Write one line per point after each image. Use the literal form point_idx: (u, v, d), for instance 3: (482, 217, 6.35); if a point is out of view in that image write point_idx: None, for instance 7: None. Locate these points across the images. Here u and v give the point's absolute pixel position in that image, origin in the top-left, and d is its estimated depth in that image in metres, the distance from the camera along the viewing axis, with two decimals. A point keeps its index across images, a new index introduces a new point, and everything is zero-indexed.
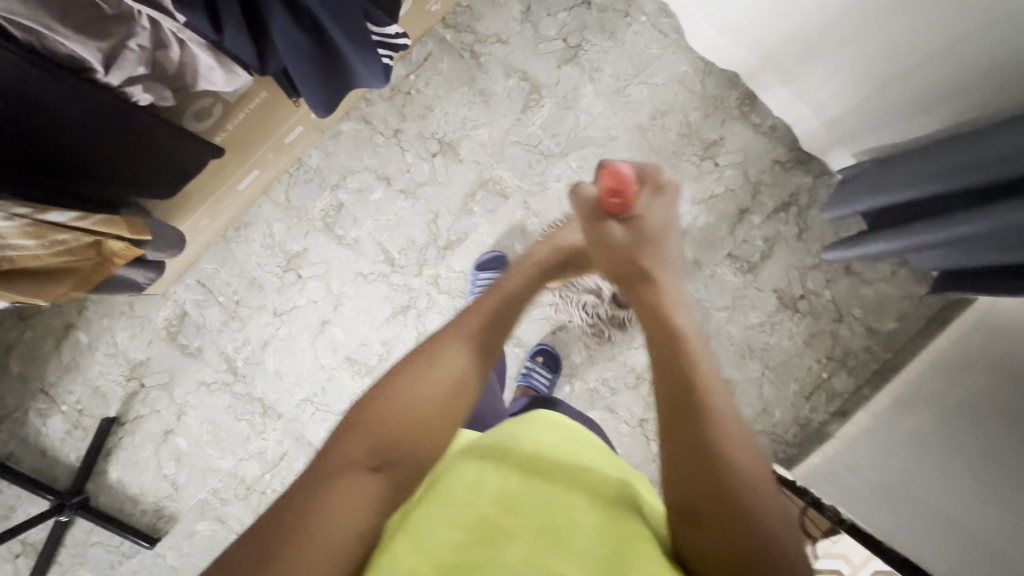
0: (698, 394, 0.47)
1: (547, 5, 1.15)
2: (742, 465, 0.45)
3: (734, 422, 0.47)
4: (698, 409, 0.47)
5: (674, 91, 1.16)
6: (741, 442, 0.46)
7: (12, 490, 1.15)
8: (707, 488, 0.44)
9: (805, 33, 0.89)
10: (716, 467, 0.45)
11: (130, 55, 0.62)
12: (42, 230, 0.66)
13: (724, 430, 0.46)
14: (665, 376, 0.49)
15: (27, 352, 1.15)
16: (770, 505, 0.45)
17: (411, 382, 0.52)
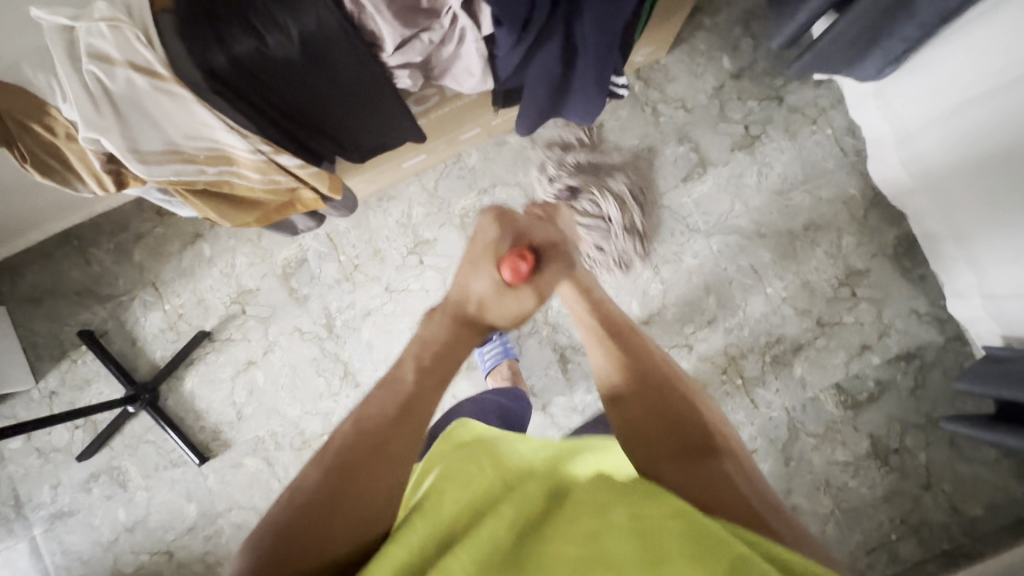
0: (616, 345, 0.67)
1: (740, 89, 1.16)
2: (647, 366, 0.64)
3: (646, 346, 0.67)
4: (614, 369, 0.65)
5: (836, 209, 1.15)
6: (652, 360, 0.65)
7: (95, 366, 1.19)
8: (651, 421, 0.58)
9: (993, 202, 0.89)
10: (646, 400, 0.60)
11: (418, 45, 0.62)
12: (269, 168, 0.69)
13: (638, 363, 0.64)
14: (598, 347, 0.69)
15: (152, 245, 1.19)
16: (657, 364, 0.65)
17: (336, 477, 0.48)
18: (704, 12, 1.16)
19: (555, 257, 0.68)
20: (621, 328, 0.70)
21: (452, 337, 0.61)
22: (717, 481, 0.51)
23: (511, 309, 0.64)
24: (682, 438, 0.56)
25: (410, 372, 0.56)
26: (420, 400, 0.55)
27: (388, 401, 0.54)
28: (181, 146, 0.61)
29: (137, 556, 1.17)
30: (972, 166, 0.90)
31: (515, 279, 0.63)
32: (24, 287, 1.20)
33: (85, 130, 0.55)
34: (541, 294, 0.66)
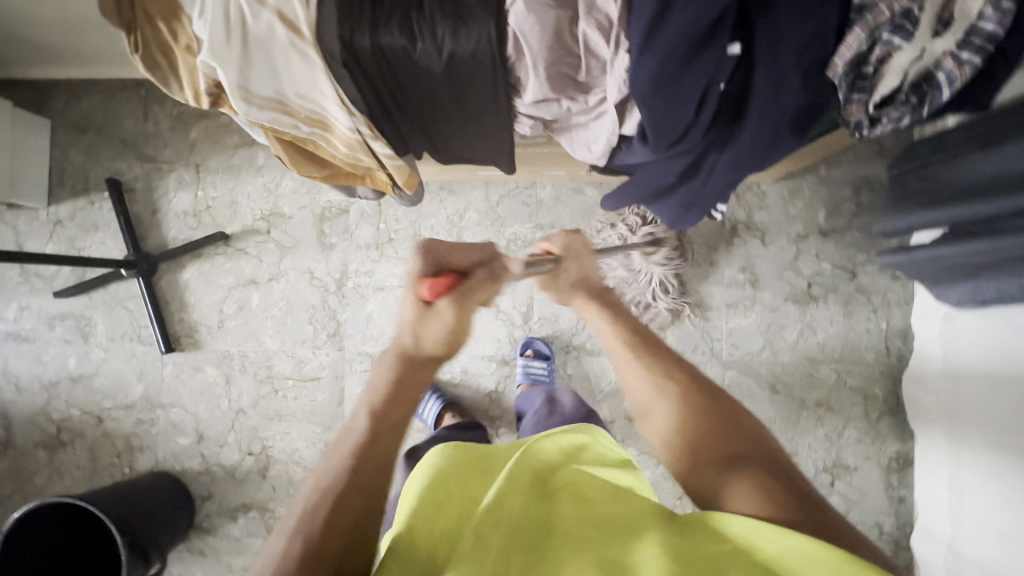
0: (637, 356, 0.61)
1: (822, 247, 1.14)
2: (668, 395, 0.58)
3: (671, 364, 0.60)
4: (644, 383, 0.60)
5: (853, 399, 1.14)
6: (670, 381, 0.59)
7: (109, 216, 1.18)
8: (697, 436, 0.55)
9: (1001, 474, 0.87)
10: (682, 411, 0.57)
11: (555, 108, 0.60)
12: (359, 148, 0.67)
13: (665, 373, 0.59)
14: (625, 364, 0.62)
15: (211, 131, 1.17)
16: (681, 380, 0.59)
17: (307, 543, 0.43)
18: (824, 161, 1.13)
19: (579, 259, 0.67)
20: (646, 336, 0.63)
21: (395, 378, 0.53)
22: (785, 493, 0.47)
23: (435, 330, 0.54)
24: (729, 451, 0.52)
25: (361, 416, 0.51)
26: (382, 436, 0.50)
27: (346, 445, 0.49)
28: (288, 100, 0.59)
29: (68, 408, 1.17)
30: (999, 433, 0.88)
31: (429, 297, 0.53)
32: (76, 113, 1.19)
33: (207, 54, 0.54)
34: (464, 303, 0.54)
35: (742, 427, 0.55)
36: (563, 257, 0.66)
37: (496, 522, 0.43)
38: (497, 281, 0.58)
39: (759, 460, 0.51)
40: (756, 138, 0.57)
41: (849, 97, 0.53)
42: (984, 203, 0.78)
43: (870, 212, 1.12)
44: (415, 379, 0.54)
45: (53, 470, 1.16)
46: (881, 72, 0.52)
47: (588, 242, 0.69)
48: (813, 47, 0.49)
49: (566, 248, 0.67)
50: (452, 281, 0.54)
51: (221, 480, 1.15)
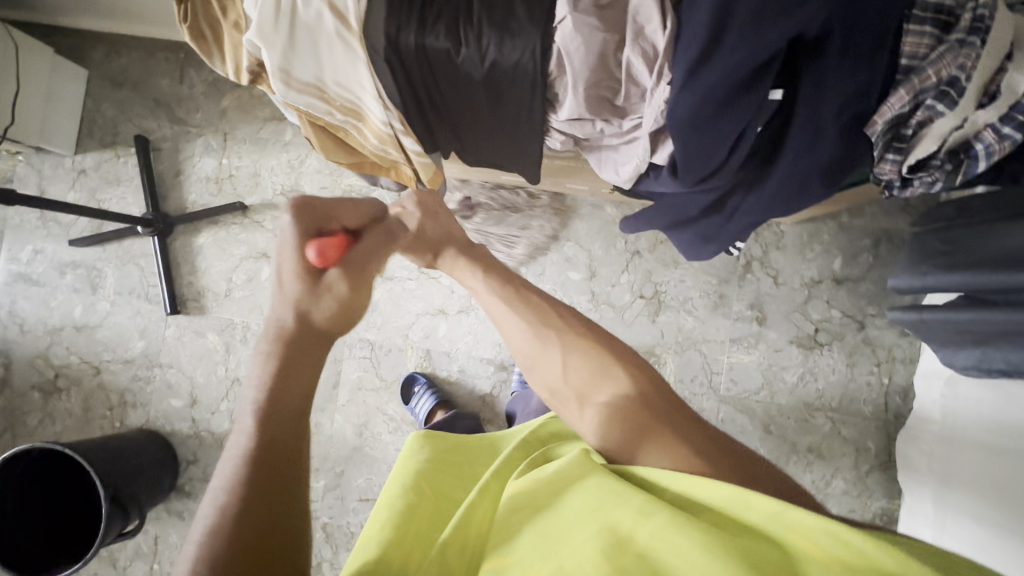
0: (522, 306, 0.60)
1: (833, 295, 1.13)
2: (561, 345, 0.58)
3: (561, 311, 0.60)
4: (528, 335, 0.59)
5: (846, 450, 1.12)
6: (559, 328, 0.59)
7: (133, 172, 1.19)
8: (590, 383, 0.55)
9: (983, 537, 0.83)
10: (569, 357, 0.57)
11: (588, 127, 0.60)
12: (389, 141, 0.67)
13: (550, 321, 0.59)
14: (505, 312, 0.61)
15: (244, 101, 1.18)
16: (570, 330, 0.59)
17: (223, 538, 0.40)
18: (847, 210, 1.13)
19: (436, 219, 0.64)
20: (527, 286, 0.62)
21: (281, 362, 0.47)
22: (680, 433, 0.51)
23: (325, 309, 0.48)
24: (622, 394, 0.54)
25: (249, 405, 0.45)
26: (282, 408, 0.46)
27: (240, 436, 0.44)
28: (326, 87, 0.60)
29: (68, 355, 1.18)
30: (992, 500, 0.84)
31: (318, 264, 0.49)
32: (115, 67, 1.20)
33: (253, 33, 0.54)
34: (359, 277, 0.49)
35: (626, 368, 0.56)
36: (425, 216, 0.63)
37: (471, 525, 0.46)
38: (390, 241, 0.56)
39: (654, 401, 0.53)
40: (785, 184, 0.57)
41: (883, 156, 0.53)
42: (999, 274, 0.77)
43: (887, 265, 1.11)
44: (303, 359, 0.48)
45: (46, 414, 1.17)
46: (918, 136, 0.52)
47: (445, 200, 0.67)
48: (855, 103, 0.49)
49: (421, 206, 0.63)
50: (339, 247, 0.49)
51: (208, 445, 1.15)
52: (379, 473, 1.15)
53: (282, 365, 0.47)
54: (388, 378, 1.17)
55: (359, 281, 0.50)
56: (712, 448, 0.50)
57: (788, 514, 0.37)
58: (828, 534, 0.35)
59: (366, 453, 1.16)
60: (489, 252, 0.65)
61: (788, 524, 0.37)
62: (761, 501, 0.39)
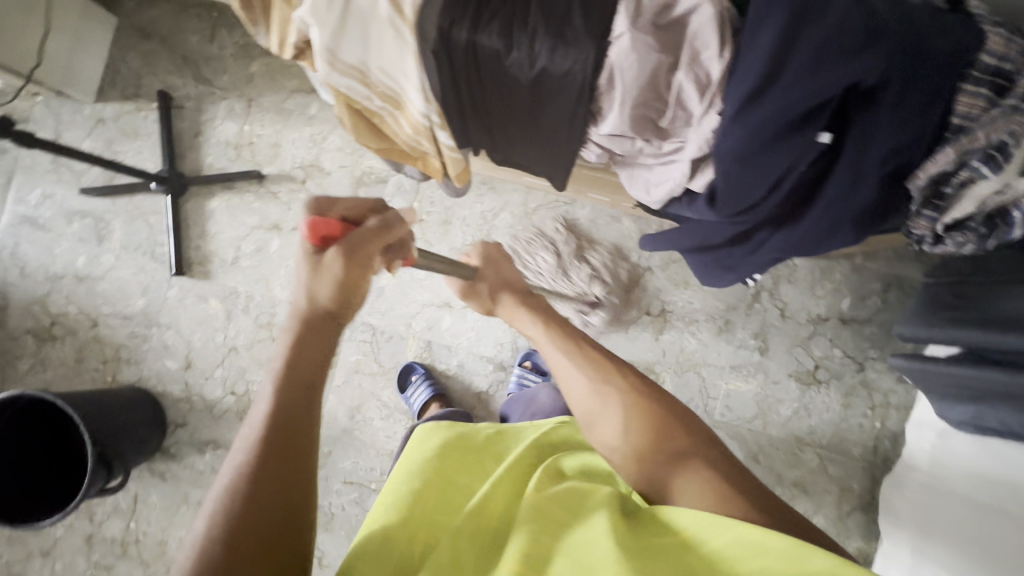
0: (580, 355, 0.64)
1: (838, 333, 1.14)
2: (617, 396, 0.59)
3: (616, 363, 0.63)
4: (588, 390, 0.61)
5: (830, 488, 1.13)
6: (614, 379, 0.61)
7: (152, 127, 1.18)
8: (648, 440, 0.55)
9: None
10: (627, 411, 0.58)
11: (628, 144, 0.60)
12: (424, 133, 0.66)
13: (608, 373, 0.61)
14: (566, 364, 0.64)
15: (272, 69, 1.16)
16: (625, 380, 0.61)
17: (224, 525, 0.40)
18: (862, 251, 1.13)
19: (496, 268, 0.75)
20: (585, 339, 0.66)
21: (295, 340, 0.47)
22: (726, 480, 0.51)
23: (325, 287, 0.48)
24: (676, 449, 0.54)
25: (265, 397, 0.45)
26: (297, 409, 0.44)
27: (252, 425, 0.44)
28: (370, 71, 0.59)
29: (66, 304, 1.17)
30: (970, 554, 0.83)
31: (315, 242, 0.50)
32: (145, 19, 1.18)
33: (305, 11, 0.54)
34: (355, 252, 0.49)
35: (683, 424, 0.57)
36: (480, 266, 0.75)
37: (484, 515, 0.48)
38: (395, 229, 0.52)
39: (702, 453, 0.54)
40: (817, 227, 0.57)
41: (920, 211, 0.54)
42: (996, 335, 0.78)
43: (895, 311, 1.12)
44: (310, 338, 0.47)
45: (38, 360, 1.16)
46: (958, 198, 0.52)
47: (506, 251, 0.77)
48: (899, 155, 0.49)
49: (484, 256, 0.76)
50: (340, 228, 0.50)
51: (198, 411, 1.15)
52: (366, 457, 1.15)
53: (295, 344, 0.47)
54: (386, 364, 1.17)
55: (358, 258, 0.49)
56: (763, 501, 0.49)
57: (843, 572, 0.36)
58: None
59: (355, 436, 1.16)
60: (546, 301, 0.72)
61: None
62: (817, 556, 0.38)
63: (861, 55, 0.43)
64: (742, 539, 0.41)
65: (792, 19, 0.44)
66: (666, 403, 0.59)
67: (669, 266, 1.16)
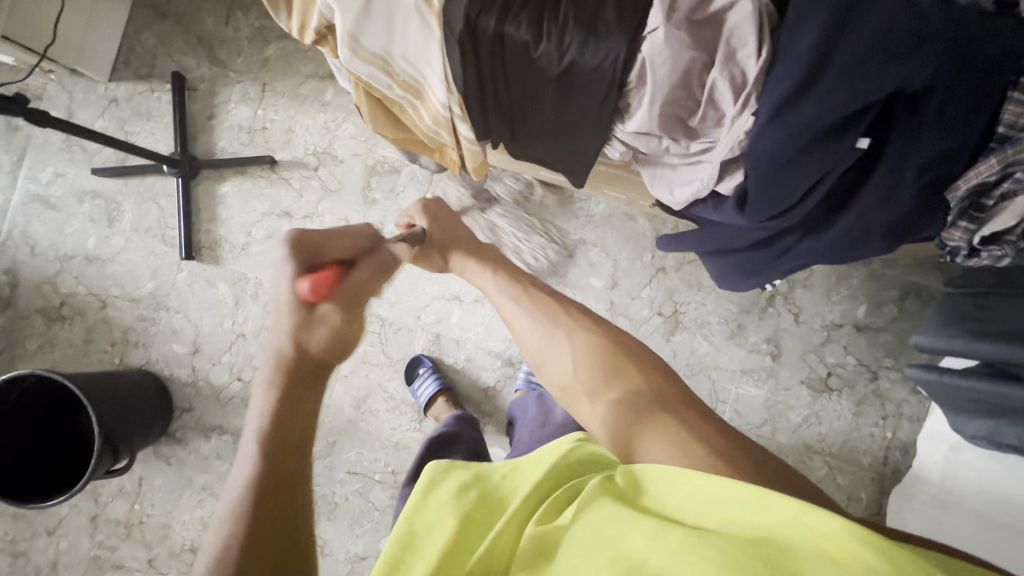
0: (534, 301, 0.65)
1: (852, 341, 1.12)
2: (569, 338, 0.61)
3: (568, 307, 0.65)
4: (537, 331, 0.63)
5: (838, 497, 1.12)
6: (565, 322, 0.63)
7: (165, 109, 1.17)
8: (601, 377, 0.58)
9: None
10: (577, 350, 0.61)
11: (655, 143, 0.58)
12: (444, 124, 0.64)
13: (556, 317, 0.63)
14: (516, 309, 0.65)
15: (288, 53, 1.15)
16: (575, 323, 0.63)
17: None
18: (880, 258, 1.11)
19: (441, 223, 0.72)
20: (535, 285, 0.67)
21: (278, 395, 0.46)
22: (680, 417, 0.53)
23: (319, 336, 0.48)
24: (628, 386, 0.57)
25: (248, 459, 0.43)
26: (293, 413, 0.46)
27: (233, 493, 0.42)
28: (392, 60, 0.57)
29: (76, 284, 1.16)
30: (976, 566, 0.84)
31: (311, 299, 0.49)
32: None
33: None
34: (352, 306, 0.51)
35: (631, 357, 0.60)
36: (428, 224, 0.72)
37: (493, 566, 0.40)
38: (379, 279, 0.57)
39: (655, 390, 0.57)
40: (847, 234, 0.56)
41: (956, 222, 0.52)
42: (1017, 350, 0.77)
43: (912, 320, 1.10)
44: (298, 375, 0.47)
45: (46, 340, 1.16)
46: (996, 209, 0.50)
47: (446, 202, 0.74)
48: (939, 165, 0.47)
49: (429, 212, 0.73)
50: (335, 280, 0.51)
51: (204, 396, 1.14)
52: (370, 448, 1.14)
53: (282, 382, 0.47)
54: (394, 356, 1.16)
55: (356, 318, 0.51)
56: (715, 434, 0.51)
57: (810, 518, 0.33)
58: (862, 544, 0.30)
59: (360, 426, 1.15)
60: (495, 250, 0.72)
61: (810, 528, 0.33)
62: (781, 503, 0.35)
63: (909, 58, 0.41)
64: (716, 491, 0.39)
65: (837, 17, 0.42)
66: (614, 340, 0.61)
67: (684, 267, 1.15)
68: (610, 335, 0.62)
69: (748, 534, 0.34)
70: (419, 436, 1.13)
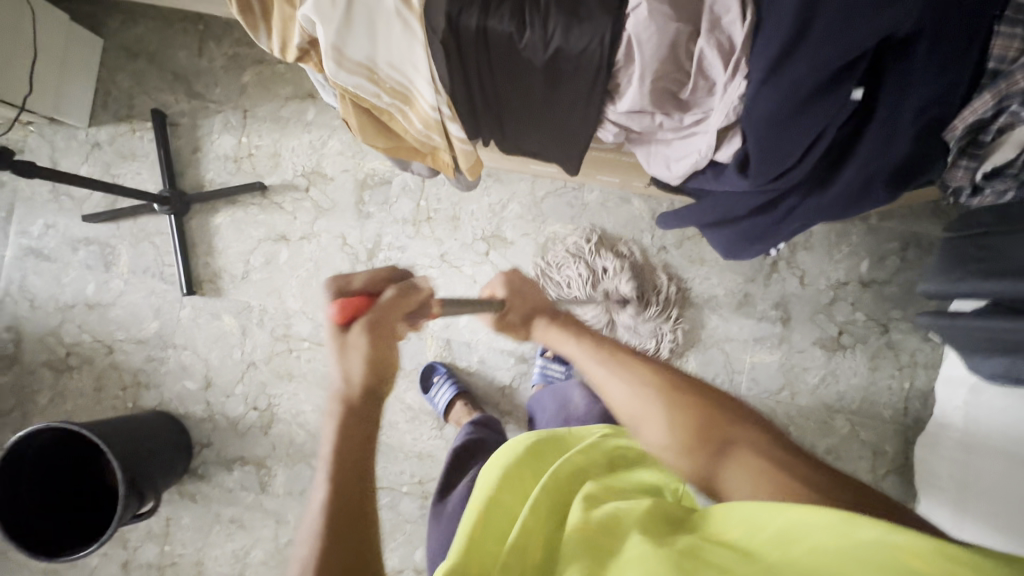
0: (619, 359, 0.62)
1: (859, 296, 1.12)
2: (661, 397, 0.57)
3: (654, 364, 0.61)
4: (629, 397, 0.58)
5: (863, 453, 1.12)
6: (655, 379, 0.59)
7: (148, 148, 1.16)
8: (703, 439, 0.54)
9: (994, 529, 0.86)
10: (672, 412, 0.56)
11: (647, 120, 0.58)
12: (435, 128, 0.64)
13: (644, 380, 0.59)
14: (598, 370, 0.62)
15: (265, 77, 1.14)
16: (664, 379, 0.59)
17: None
18: (877, 211, 1.11)
19: (521, 296, 0.71)
20: (618, 345, 0.64)
21: (343, 419, 0.45)
22: (793, 470, 0.49)
23: (357, 364, 0.47)
24: (731, 445, 0.52)
25: (319, 484, 0.43)
26: (359, 430, 0.45)
27: (308, 521, 0.41)
28: (377, 68, 0.57)
29: (80, 333, 1.16)
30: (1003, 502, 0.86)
31: (341, 321, 0.48)
32: (131, 37, 1.16)
33: (308, 7, 0.51)
34: (382, 323, 0.49)
35: (728, 413, 0.56)
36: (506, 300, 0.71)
37: (528, 546, 0.44)
38: (415, 296, 0.51)
39: (765, 446, 0.52)
40: (850, 189, 0.56)
41: (957, 162, 0.53)
42: (1019, 284, 0.78)
43: (915, 269, 1.10)
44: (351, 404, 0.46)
45: (56, 393, 1.15)
46: (997, 138, 0.50)
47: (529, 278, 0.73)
48: (936, 106, 0.47)
49: (508, 287, 0.71)
50: (365, 304, 0.50)
51: (222, 429, 1.14)
52: (394, 461, 1.14)
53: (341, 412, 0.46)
54: (407, 367, 1.16)
55: (388, 337, 0.49)
56: (831, 482, 0.47)
57: (895, 537, 0.32)
58: (946, 561, 0.30)
59: (382, 440, 1.15)
60: (569, 314, 0.70)
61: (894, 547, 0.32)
62: (865, 526, 0.33)
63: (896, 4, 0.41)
64: (792, 521, 0.37)
65: None
66: (710, 397, 0.57)
67: (684, 244, 1.15)
68: (706, 394, 0.58)
69: (825, 559, 0.33)
70: (442, 443, 1.13)
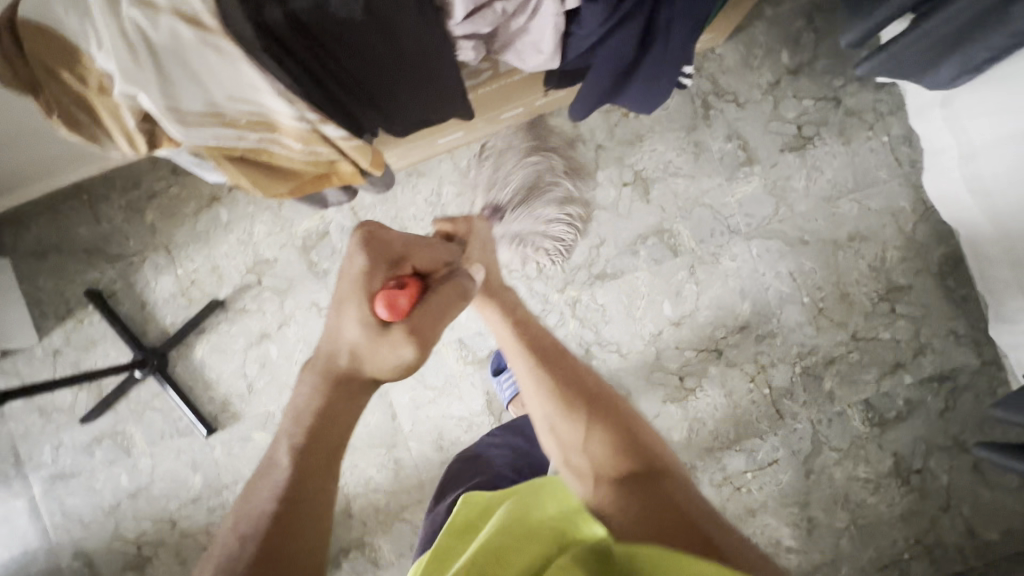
0: (545, 366, 0.65)
1: (796, 86, 1.10)
2: (578, 403, 0.62)
3: (576, 371, 0.65)
4: (548, 398, 0.63)
5: (883, 221, 1.10)
6: (575, 386, 0.63)
7: (103, 327, 1.15)
8: (608, 456, 0.58)
9: None
10: (591, 428, 0.60)
11: (490, 12, 0.56)
12: (311, 137, 0.62)
13: (572, 389, 0.63)
14: (526, 371, 0.65)
15: (166, 207, 1.14)
16: (584, 386, 0.64)
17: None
18: (767, 2, 1.09)
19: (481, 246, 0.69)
20: (552, 347, 0.67)
21: (321, 398, 0.49)
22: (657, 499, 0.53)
23: (390, 357, 0.50)
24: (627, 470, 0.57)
25: (286, 449, 0.48)
26: (337, 427, 0.50)
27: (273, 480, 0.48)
28: (221, 106, 0.57)
29: (139, 523, 1.15)
30: None
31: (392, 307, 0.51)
32: (30, 242, 1.16)
33: (122, 84, 0.51)
34: (421, 331, 0.51)
35: (642, 443, 0.59)
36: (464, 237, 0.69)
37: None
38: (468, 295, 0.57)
39: (648, 472, 0.56)
40: None
41: None
42: None
43: (831, 34, 1.09)
44: (340, 393, 0.50)
45: None
46: None
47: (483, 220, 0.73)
48: None
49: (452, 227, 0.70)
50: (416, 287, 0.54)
51: None
52: None
53: (324, 391, 0.50)
54: (438, 384, 1.13)
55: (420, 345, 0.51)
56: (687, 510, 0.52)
57: None
58: None
59: None
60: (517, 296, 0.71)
61: None
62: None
63: None
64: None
65: None
66: (624, 415, 0.62)
67: (614, 133, 1.13)
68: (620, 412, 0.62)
69: None
70: None
